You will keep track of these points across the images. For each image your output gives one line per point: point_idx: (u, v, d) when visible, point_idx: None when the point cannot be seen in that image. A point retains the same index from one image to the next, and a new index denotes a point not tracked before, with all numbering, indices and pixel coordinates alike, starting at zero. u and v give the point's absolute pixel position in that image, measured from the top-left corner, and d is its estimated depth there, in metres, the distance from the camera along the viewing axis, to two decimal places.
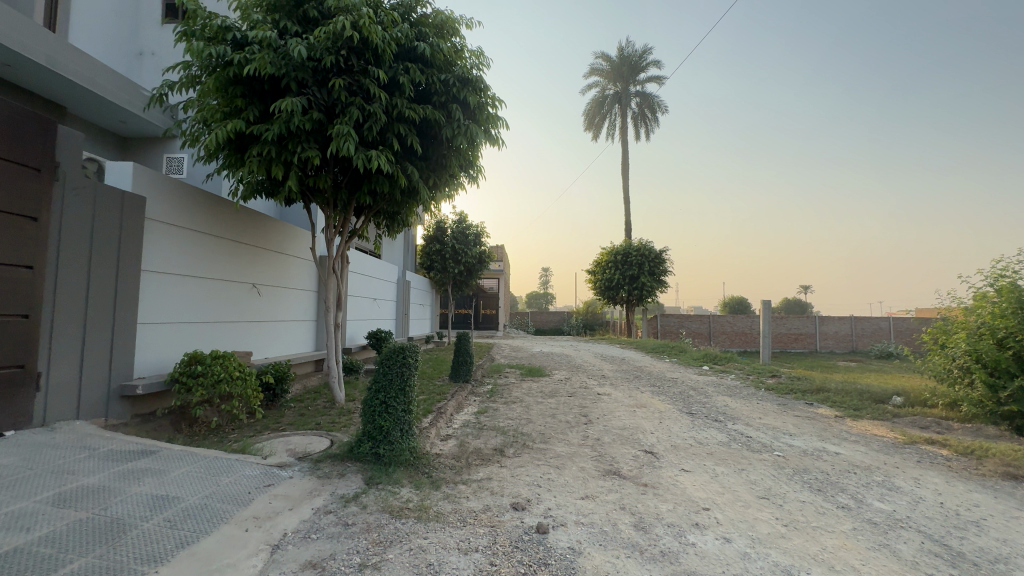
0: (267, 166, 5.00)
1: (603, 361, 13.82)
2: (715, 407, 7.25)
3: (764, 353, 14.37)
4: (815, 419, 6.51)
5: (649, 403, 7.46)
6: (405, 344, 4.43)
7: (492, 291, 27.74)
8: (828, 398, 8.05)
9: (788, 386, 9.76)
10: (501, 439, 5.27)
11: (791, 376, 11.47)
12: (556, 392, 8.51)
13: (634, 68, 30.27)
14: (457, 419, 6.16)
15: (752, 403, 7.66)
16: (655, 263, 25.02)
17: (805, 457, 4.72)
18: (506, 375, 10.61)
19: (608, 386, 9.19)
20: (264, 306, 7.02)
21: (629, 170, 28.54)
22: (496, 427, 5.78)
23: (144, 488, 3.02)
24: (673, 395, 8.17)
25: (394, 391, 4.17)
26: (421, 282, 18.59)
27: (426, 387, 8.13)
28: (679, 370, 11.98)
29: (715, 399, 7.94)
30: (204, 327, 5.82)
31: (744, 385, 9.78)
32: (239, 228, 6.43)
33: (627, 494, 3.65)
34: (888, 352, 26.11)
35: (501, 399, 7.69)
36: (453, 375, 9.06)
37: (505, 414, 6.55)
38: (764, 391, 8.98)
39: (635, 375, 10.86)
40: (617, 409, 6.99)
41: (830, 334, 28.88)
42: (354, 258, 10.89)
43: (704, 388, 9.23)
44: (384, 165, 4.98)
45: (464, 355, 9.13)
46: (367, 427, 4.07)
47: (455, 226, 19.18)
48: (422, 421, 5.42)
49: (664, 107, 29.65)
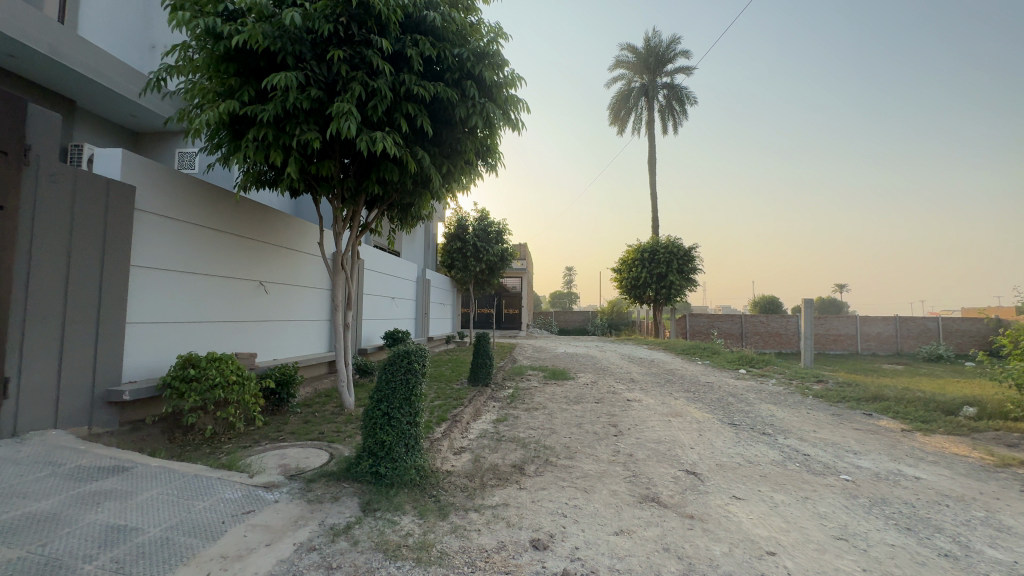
0: (265, 152, 4.58)
1: (631, 363, 13.12)
2: (760, 417, 6.51)
3: (806, 356, 13.36)
4: (879, 433, 5.72)
5: (685, 411, 6.77)
6: (411, 346, 3.90)
7: (515, 290, 27.20)
8: (888, 408, 7.19)
9: (838, 392, 8.88)
10: (521, 453, 4.71)
11: (838, 381, 10.51)
12: (582, 398, 7.90)
13: (662, 60, 29.28)
14: (473, 429, 5.63)
15: (802, 413, 6.88)
16: (684, 260, 24.03)
17: (880, 483, 3.99)
18: (528, 377, 10.06)
19: (638, 391, 8.52)
20: (271, 305, 6.64)
21: (656, 165, 27.60)
22: (515, 438, 5.22)
23: (99, 517, 2.57)
24: (710, 403, 7.47)
25: (398, 401, 3.66)
26: (442, 281, 18.21)
27: (442, 392, 7.63)
28: (713, 374, 11.18)
29: (759, 408, 7.18)
30: (203, 328, 5.43)
31: (788, 391, 8.95)
32: (243, 222, 6.06)
33: (670, 529, 3.04)
34: (937, 354, 24.41)
35: (522, 404, 7.13)
36: (471, 379, 8.55)
37: (526, 422, 6.00)
38: (812, 399, 8.15)
39: (666, 379, 10.13)
40: (649, 418, 6.35)
41: (871, 335, 27.27)
42: (370, 255, 10.51)
43: (743, 394, 8.45)
44: (390, 147, 4.49)
45: (483, 357, 8.61)
46: (368, 443, 3.57)
47: (476, 223, 18.70)
48: (433, 432, 4.91)
49: (693, 100, 28.56)
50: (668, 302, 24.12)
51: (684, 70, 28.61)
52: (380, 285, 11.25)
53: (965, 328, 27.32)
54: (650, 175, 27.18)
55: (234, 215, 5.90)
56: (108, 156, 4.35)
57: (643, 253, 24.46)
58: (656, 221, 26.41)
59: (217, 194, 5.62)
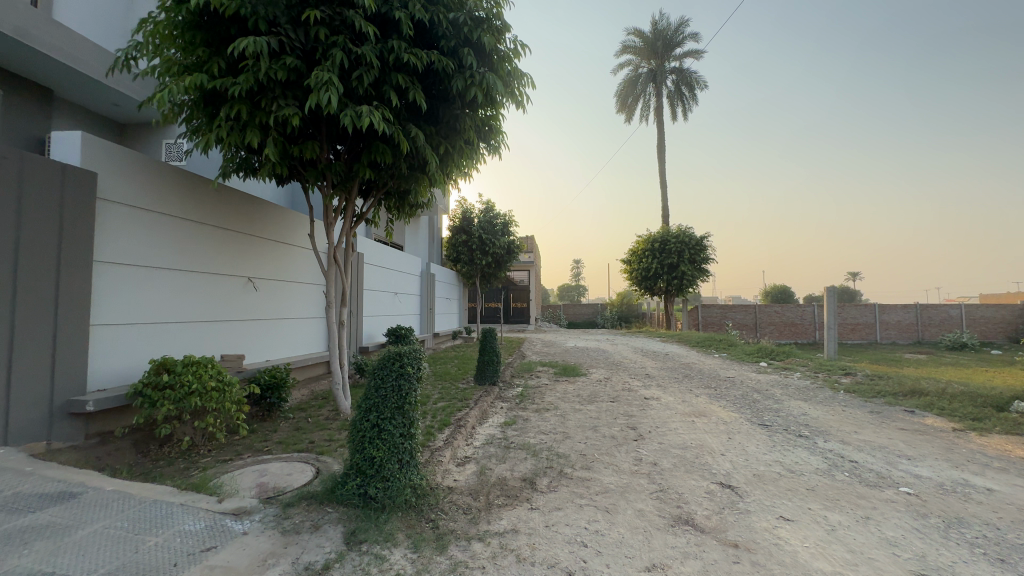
0: (240, 131, 4.12)
1: (645, 357, 12.58)
2: (791, 416, 5.97)
3: (829, 347, 12.70)
4: (929, 434, 5.15)
5: (709, 411, 6.24)
6: (405, 347, 3.40)
7: (523, 284, 26.66)
8: (930, 404, 6.60)
9: (870, 386, 8.29)
10: (532, 462, 4.23)
11: (869, 374, 9.87)
12: (596, 396, 7.40)
13: (670, 44, 28.42)
14: (479, 434, 5.14)
15: (837, 411, 6.31)
16: (696, 250, 23.34)
17: (949, 497, 3.45)
18: (538, 374, 9.57)
19: (655, 388, 8.00)
20: (263, 302, 6.21)
21: (665, 153, 26.85)
22: (525, 445, 4.73)
23: (22, 561, 2.12)
24: (735, 400, 6.94)
25: (389, 411, 3.18)
26: (448, 276, 17.76)
27: (446, 392, 7.17)
28: (733, 368, 10.61)
29: (789, 406, 6.63)
30: (185, 328, 5.02)
31: (816, 386, 8.37)
32: (227, 213, 5.61)
33: (712, 563, 2.53)
34: (961, 342, 23.55)
35: (532, 405, 6.64)
36: (478, 378, 8.08)
37: (537, 426, 5.51)
38: (844, 394, 7.57)
39: (684, 374, 9.60)
40: (670, 419, 5.83)
41: (891, 323, 26.42)
42: (370, 249, 10.05)
43: (769, 390, 7.88)
44: (378, 122, 3.99)
45: (491, 354, 8.13)
46: (356, 460, 3.10)
47: (482, 215, 18.19)
48: (433, 441, 4.43)
49: (703, 84, 27.71)
50: (680, 294, 23.47)
51: (693, 54, 27.73)
52: (382, 281, 10.82)
53: (990, 315, 26.33)
54: (659, 163, 26.45)
55: (217, 206, 5.46)
56: (64, 138, 3.90)
57: (653, 243, 23.82)
58: (666, 210, 25.69)
59: (197, 183, 5.16)
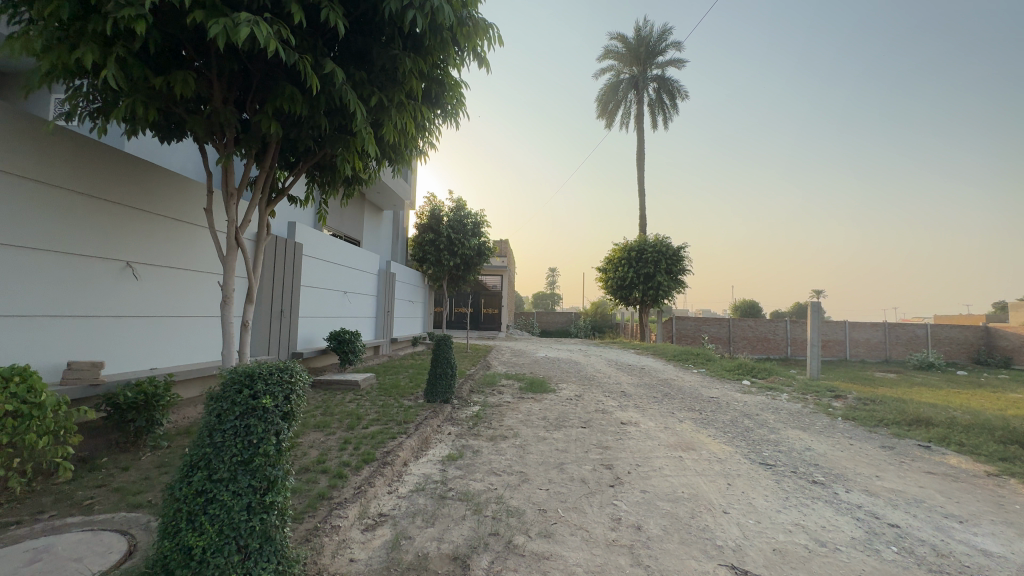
0: (70, 44, 2.89)
1: (619, 371, 11.61)
2: (795, 452, 5.00)
3: (811, 366, 11.97)
4: (964, 481, 4.23)
5: (698, 443, 5.20)
6: (265, 365, 2.16)
7: (494, 289, 25.43)
8: (944, 437, 5.76)
9: (866, 412, 7.46)
10: (471, 525, 3.05)
11: (859, 397, 9.09)
12: (565, 420, 6.28)
13: (653, 51, 27.95)
14: (411, 475, 3.94)
15: (844, 445, 5.38)
16: (674, 261, 22.67)
17: None
18: (501, 389, 8.40)
19: (633, 410, 6.96)
20: (145, 295, 4.87)
21: (644, 161, 26.29)
22: (469, 494, 3.56)
23: None
24: (725, 429, 5.95)
25: (224, 473, 1.95)
26: (412, 277, 16.47)
27: (385, 411, 5.92)
28: (714, 386, 9.69)
29: (789, 437, 5.67)
30: (12, 326, 3.66)
31: (809, 411, 7.49)
32: (96, 174, 4.26)
33: None
34: (928, 362, 23.60)
35: (487, 431, 5.48)
36: (428, 394, 6.86)
37: (488, 463, 4.35)
38: (844, 421, 6.69)
39: (664, 393, 8.61)
40: (654, 455, 4.75)
41: (861, 341, 26.41)
42: (313, 241, 8.72)
43: (760, 415, 6.93)
44: (266, 38, 2.83)
45: (444, 366, 6.92)
46: (164, 552, 1.91)
47: (452, 214, 17.01)
48: (337, 494, 3.20)
49: (685, 94, 27.38)
50: (655, 304, 22.70)
51: (676, 62, 27.39)
52: (328, 279, 9.48)
53: (954, 335, 26.66)
54: (638, 171, 25.87)
55: (80, 164, 4.10)
56: None
57: (630, 252, 23.09)
58: (644, 219, 25.05)
59: (43, 127, 3.79)
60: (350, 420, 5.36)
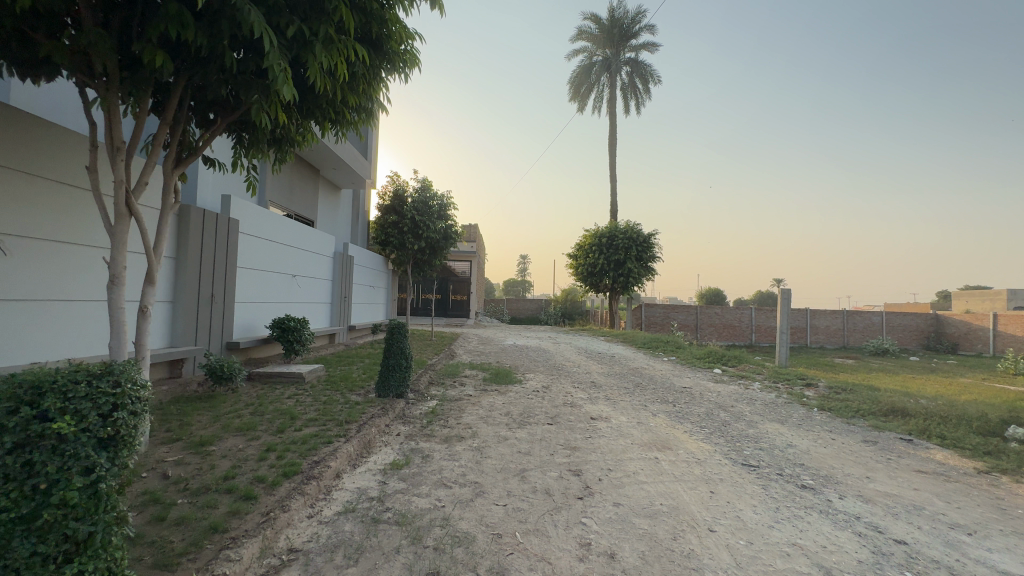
0: None
1: (589, 359, 11.18)
2: (777, 449, 4.59)
3: (781, 353, 11.85)
4: (956, 481, 3.91)
5: (675, 441, 4.73)
6: (67, 373, 1.56)
7: (463, 274, 24.68)
8: (922, 429, 5.51)
9: (840, 402, 7.24)
10: (404, 561, 2.43)
11: (829, 386, 8.94)
12: (530, 415, 5.73)
13: (626, 33, 27.34)
14: (342, 491, 3.28)
15: (825, 440, 5.03)
16: (644, 248, 22.41)
17: None
18: (462, 381, 7.78)
19: (603, 403, 6.48)
20: (14, 274, 4.00)
21: (616, 146, 25.87)
22: (409, 516, 2.93)
23: None
24: (701, 423, 5.54)
25: None
26: (373, 261, 15.54)
27: (326, 409, 5.22)
28: (686, 375, 9.36)
29: (768, 432, 5.29)
30: None
31: (784, 401, 7.20)
32: None
33: None
34: (883, 348, 24.39)
35: (441, 431, 4.87)
36: (379, 388, 6.17)
37: (437, 471, 3.73)
38: (820, 413, 6.40)
39: (635, 383, 8.20)
40: (626, 457, 4.24)
41: (821, 328, 27.08)
42: (252, 217, 7.80)
43: (735, 407, 6.56)
44: None
45: (397, 357, 6.22)
46: None
47: (417, 194, 15.92)
48: (234, 526, 2.53)
49: (659, 79, 26.98)
50: (625, 291, 22.46)
51: (649, 45, 26.93)
52: (272, 260, 8.58)
53: (907, 322, 27.64)
54: (610, 156, 25.43)
55: None
56: None
57: (601, 238, 22.73)
58: (615, 204, 24.69)
59: None
60: (281, 420, 4.65)
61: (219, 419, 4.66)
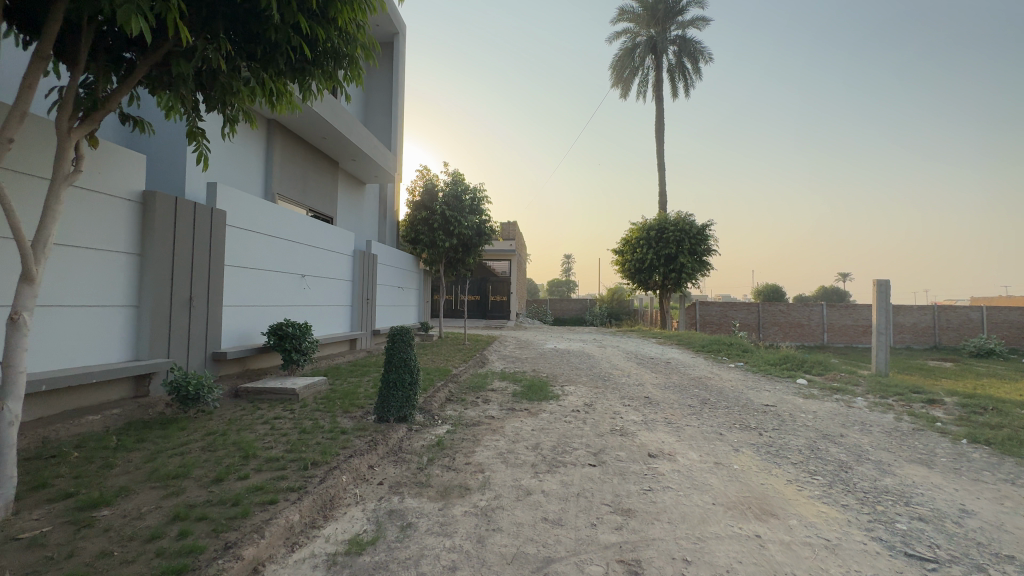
0: None
1: (641, 366, 9.60)
2: (951, 523, 2.94)
3: (878, 359, 9.72)
4: None
5: (780, 502, 3.19)
6: None
7: (502, 275, 23.47)
8: None
9: (993, 430, 5.29)
10: None
11: (959, 402, 6.89)
12: (566, 449, 4.31)
13: (673, 11, 25.21)
14: None
15: (1019, 502, 3.30)
16: (699, 240, 20.35)
17: None
18: (487, 397, 6.46)
19: (664, 430, 4.94)
20: None
21: (664, 132, 23.82)
22: None
23: None
24: (808, 467, 3.91)
25: None
26: (404, 261, 14.57)
27: (299, 441, 4.04)
28: (764, 388, 7.58)
29: (916, 484, 3.60)
30: None
31: (911, 428, 5.35)
32: None
33: None
34: (987, 349, 20.90)
35: (440, 477, 3.54)
36: (377, 410, 4.96)
37: (411, 563, 2.40)
38: (974, 449, 4.56)
39: (701, 399, 6.58)
40: (710, 534, 2.74)
41: (907, 325, 23.74)
42: (248, 210, 6.85)
43: (847, 438, 4.83)
44: None
45: (399, 371, 4.97)
46: None
47: (448, 188, 14.76)
48: None
49: (710, 57, 24.79)
50: (677, 288, 20.45)
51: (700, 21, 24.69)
52: (276, 259, 7.62)
53: (1016, 319, 23.64)
54: (659, 143, 23.43)
55: None
56: None
57: (650, 230, 20.83)
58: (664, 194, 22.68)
59: None
60: (231, 461, 3.50)
61: (154, 459, 3.58)
